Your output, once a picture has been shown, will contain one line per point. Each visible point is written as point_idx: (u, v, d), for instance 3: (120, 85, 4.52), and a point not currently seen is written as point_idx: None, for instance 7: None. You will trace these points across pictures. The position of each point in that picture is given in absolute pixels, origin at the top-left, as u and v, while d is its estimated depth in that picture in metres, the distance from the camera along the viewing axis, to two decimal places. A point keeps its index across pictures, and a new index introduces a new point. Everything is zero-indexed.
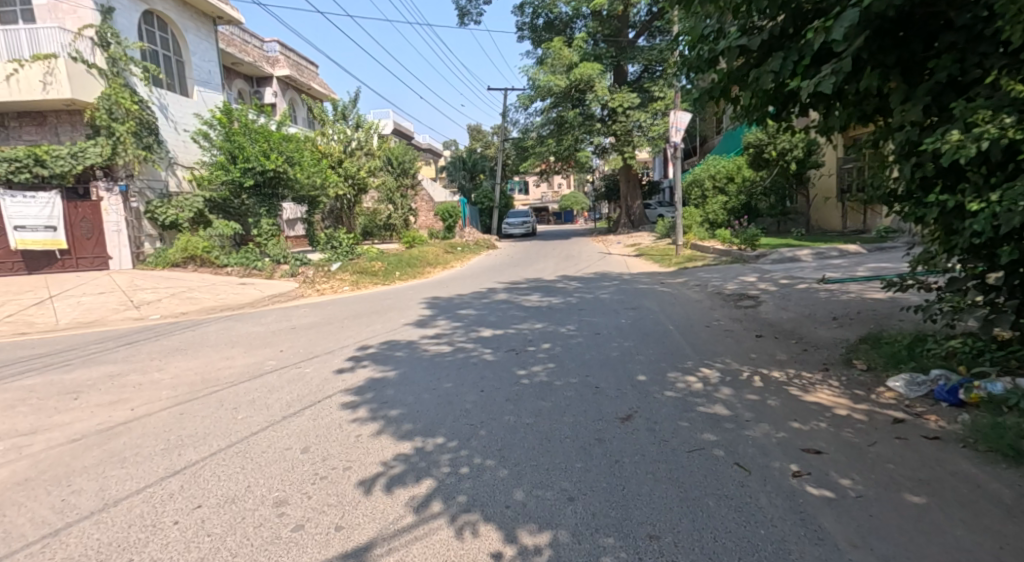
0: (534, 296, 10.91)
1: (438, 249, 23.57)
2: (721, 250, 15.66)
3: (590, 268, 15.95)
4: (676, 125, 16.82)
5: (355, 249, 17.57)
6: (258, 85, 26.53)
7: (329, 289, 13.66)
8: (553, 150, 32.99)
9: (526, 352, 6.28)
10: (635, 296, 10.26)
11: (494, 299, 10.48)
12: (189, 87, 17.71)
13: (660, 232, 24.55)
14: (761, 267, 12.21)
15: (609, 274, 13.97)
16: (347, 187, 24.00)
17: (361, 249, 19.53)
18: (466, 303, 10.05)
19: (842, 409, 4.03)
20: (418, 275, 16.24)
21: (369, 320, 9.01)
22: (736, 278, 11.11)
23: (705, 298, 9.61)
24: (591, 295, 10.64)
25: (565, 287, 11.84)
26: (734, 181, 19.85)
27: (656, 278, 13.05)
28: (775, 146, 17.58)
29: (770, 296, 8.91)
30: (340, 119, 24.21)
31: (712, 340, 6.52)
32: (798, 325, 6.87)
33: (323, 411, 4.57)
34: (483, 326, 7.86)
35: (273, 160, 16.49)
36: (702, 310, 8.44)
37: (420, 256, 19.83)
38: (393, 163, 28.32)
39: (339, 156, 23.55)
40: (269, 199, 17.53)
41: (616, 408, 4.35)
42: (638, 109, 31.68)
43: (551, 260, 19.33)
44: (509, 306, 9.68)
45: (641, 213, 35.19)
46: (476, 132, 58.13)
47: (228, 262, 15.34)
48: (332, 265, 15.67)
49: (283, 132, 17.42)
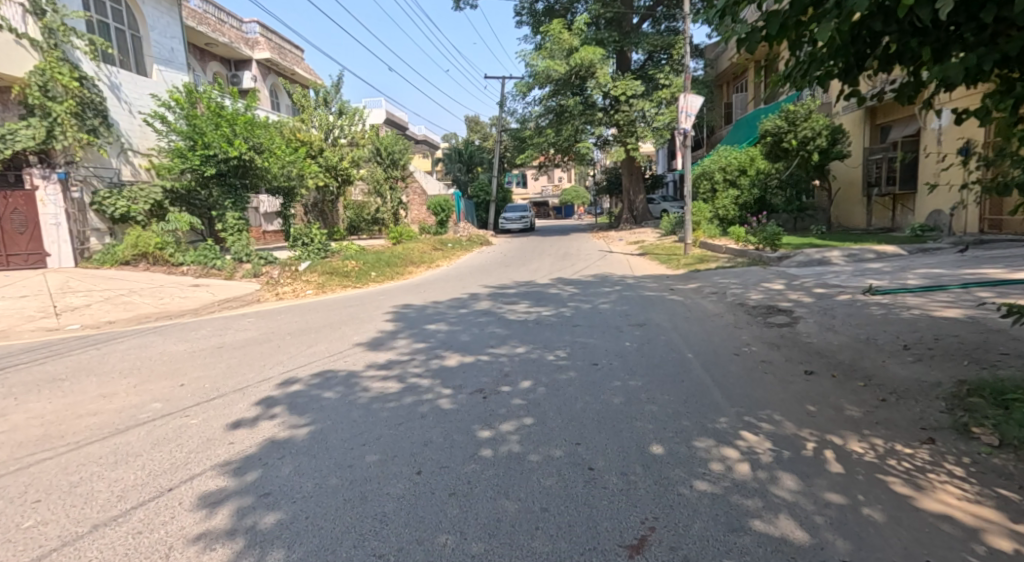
0: (521, 305, 9.28)
1: (425, 246, 21.96)
2: (735, 249, 14.02)
3: (589, 269, 14.31)
4: (686, 109, 15.10)
5: (328, 246, 15.92)
6: (236, 68, 24.92)
7: (291, 293, 12.02)
8: (552, 141, 31.26)
9: (497, 395, 4.64)
10: (640, 307, 8.62)
11: (472, 310, 8.83)
12: (147, 66, 16.09)
13: (665, 228, 23.05)
14: (784, 272, 10.56)
15: (609, 277, 12.34)
16: (328, 177, 22.35)
17: (338, 246, 17.86)
18: (439, 316, 8.42)
19: (1003, 542, 2.42)
20: (397, 276, 14.60)
21: (316, 336, 7.38)
22: (759, 285, 9.50)
23: (725, 311, 7.98)
24: (587, 304, 9.01)
25: (558, 294, 10.22)
26: (747, 173, 18.70)
27: (664, 282, 11.46)
28: (795, 135, 15.83)
29: (808, 312, 7.29)
30: (322, 106, 22.66)
31: (746, 378, 4.89)
32: (859, 356, 5.25)
33: (165, 512, 2.92)
34: (450, 350, 6.24)
35: (237, 147, 14.86)
36: (725, 330, 6.80)
37: (404, 253, 18.19)
38: (382, 154, 26.62)
39: (320, 144, 21.82)
40: (235, 191, 15.94)
41: (620, 521, 2.73)
42: (641, 97, 30.04)
43: (547, 259, 17.74)
44: (489, 319, 8.02)
45: (644, 208, 33.55)
46: (474, 123, 56.46)
47: (183, 260, 13.77)
48: (301, 264, 14.06)
49: (251, 115, 15.76)
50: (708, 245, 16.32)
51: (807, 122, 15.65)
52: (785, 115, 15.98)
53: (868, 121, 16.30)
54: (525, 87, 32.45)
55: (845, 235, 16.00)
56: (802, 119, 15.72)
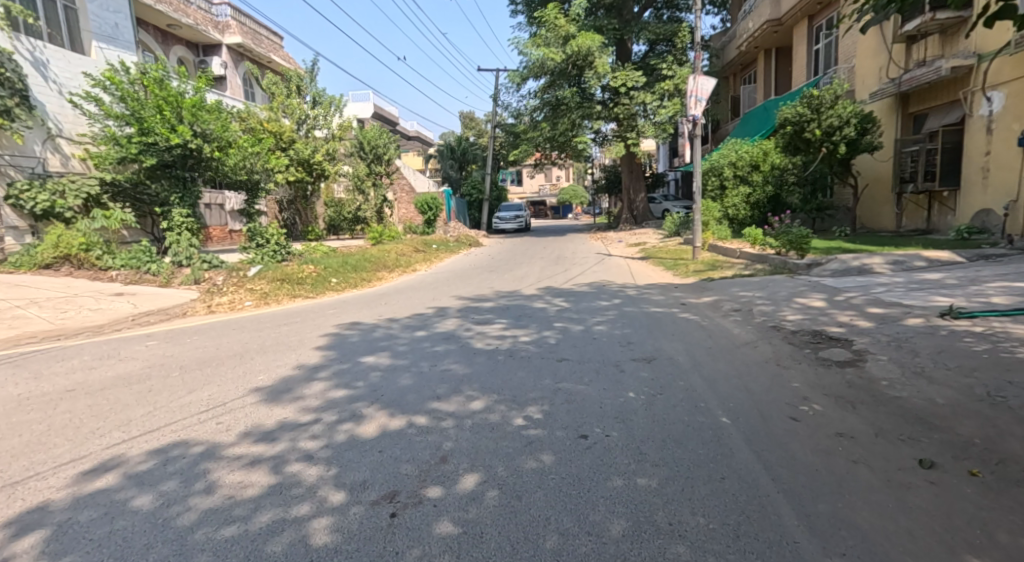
0: (496, 325, 7.40)
1: (406, 247, 20.06)
2: (753, 254, 12.15)
3: (584, 275, 12.44)
4: (695, 93, 13.24)
5: (287, 246, 13.97)
6: (205, 54, 23.06)
7: (228, 304, 10.14)
8: (547, 135, 29.54)
9: (418, 511, 2.79)
10: (646, 330, 6.76)
11: (433, 334, 6.96)
12: (84, 42, 14.25)
13: (670, 230, 21.18)
14: (817, 283, 8.69)
15: (607, 287, 10.49)
16: (301, 172, 20.46)
17: (304, 248, 15.95)
18: (388, 343, 6.56)
19: None
20: (365, 282, 12.73)
21: (210, 372, 5.50)
22: (793, 301, 7.63)
23: (757, 339, 6.12)
24: (579, 326, 7.15)
25: (544, 310, 8.36)
26: (760, 169, 17.38)
27: (673, 293, 9.60)
28: (819, 123, 13.93)
29: (874, 343, 5.42)
30: (295, 95, 20.82)
31: (827, 471, 3.04)
32: (993, 428, 3.40)
33: None
34: (377, 403, 4.36)
35: (181, 134, 12.97)
36: (765, 371, 4.93)
37: (378, 256, 16.27)
38: (365, 148, 24.68)
39: (291, 136, 19.85)
40: (183, 185, 14.06)
41: None
42: (643, 89, 28.24)
43: (538, 263, 15.83)
44: (449, 348, 6.14)
45: (644, 207, 31.66)
46: (469, 119, 54.57)
47: (112, 264, 11.85)
48: (251, 269, 12.18)
49: (201, 97, 13.88)
50: (720, 249, 14.40)
51: (831, 110, 13.77)
52: (806, 101, 14.15)
53: (900, 110, 14.54)
54: (519, 78, 30.64)
55: (875, 239, 14.16)
56: (827, 106, 13.84)
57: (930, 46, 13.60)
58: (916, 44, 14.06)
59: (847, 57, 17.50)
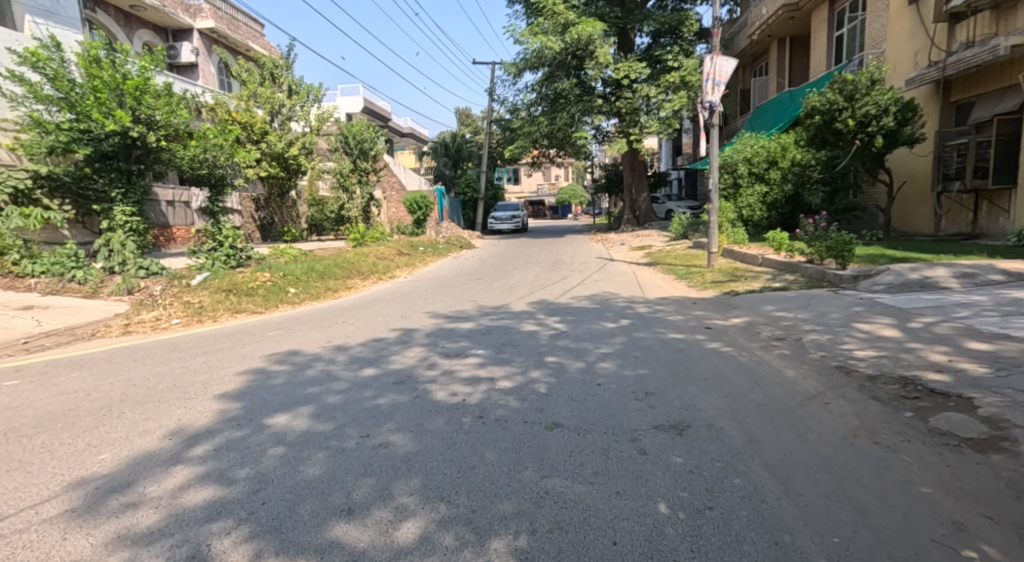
0: (470, 359, 5.68)
1: (390, 250, 18.34)
2: (782, 262, 10.48)
3: (585, 285, 10.76)
4: (714, 76, 11.52)
5: (245, 251, 12.22)
6: (175, 39, 21.39)
7: (155, 319, 8.39)
8: (545, 130, 27.84)
9: None
10: (667, 372, 5.07)
11: (384, 374, 5.22)
12: (16, 16, 12.55)
13: (675, 232, 19.44)
14: (875, 303, 6.96)
15: (612, 303, 8.78)
16: (274, 167, 18.74)
17: (270, 252, 14.24)
18: (318, 389, 4.82)
19: None
20: (331, 292, 11.06)
21: (38, 440, 3.77)
22: (855, 329, 5.93)
23: (825, 389, 4.42)
24: (579, 363, 5.43)
25: (533, 336, 6.64)
26: (778, 166, 16.22)
27: (694, 312, 7.91)
28: (852, 113, 12.24)
29: (1009, 405, 3.73)
30: (269, 83, 19.13)
31: None
32: None
33: None
34: (246, 528, 2.66)
35: (119, 119, 11.25)
36: (862, 455, 3.25)
37: (354, 260, 14.54)
38: (349, 142, 22.97)
39: (263, 126, 18.14)
40: (127, 179, 12.36)
41: None
42: (647, 81, 26.59)
43: (532, 269, 14.12)
44: (399, 401, 4.43)
45: (647, 207, 29.96)
46: (465, 115, 52.76)
47: (31, 270, 10.11)
48: (196, 277, 10.47)
49: (146, 78, 12.14)
50: (739, 254, 12.71)
51: (867, 96, 12.10)
52: (837, 87, 12.50)
53: (942, 98, 12.87)
54: (515, 71, 28.98)
55: (913, 244, 12.53)
56: (862, 92, 12.16)
57: (979, 24, 11.91)
58: (961, 23, 12.38)
59: (876, 42, 15.81)
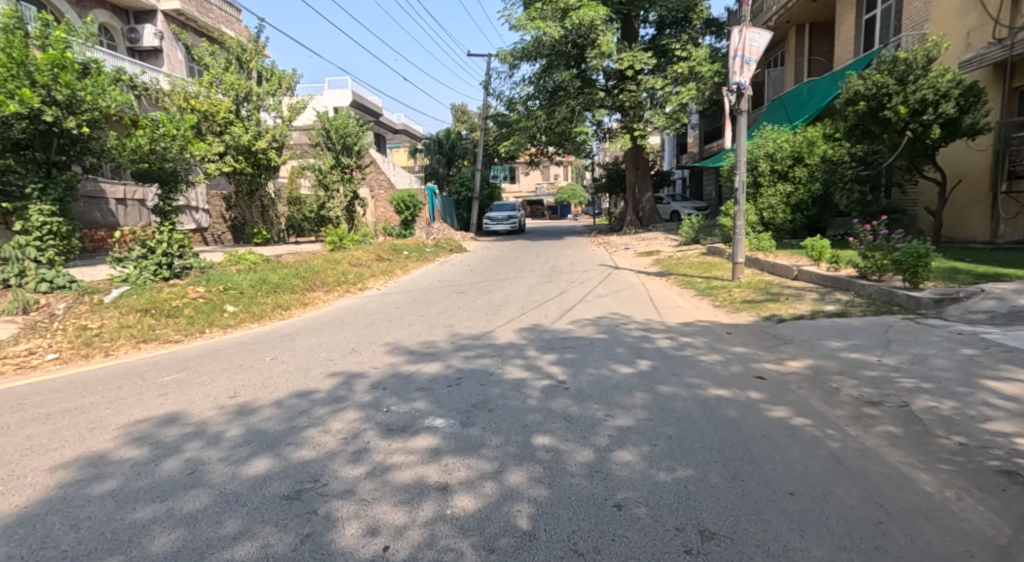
0: (420, 440, 3.78)
1: (368, 254, 16.44)
2: (831, 277, 8.62)
3: (589, 304, 8.88)
4: (742, 52, 9.66)
5: (183, 259, 10.29)
6: (136, 21, 19.54)
7: (28, 351, 6.43)
8: (543, 125, 25.74)
9: None
10: (727, 477, 3.18)
11: (276, 473, 3.30)
12: None
13: (685, 237, 17.57)
14: (989, 345, 5.08)
15: (624, 334, 6.86)
16: (240, 161, 16.81)
17: (224, 260, 12.31)
18: (155, 509, 2.90)
19: None
20: (280, 310, 9.14)
21: None
22: (988, 392, 4.08)
23: (1015, 533, 2.54)
24: (585, 452, 3.55)
25: (519, 394, 4.72)
26: (804, 163, 14.44)
27: (733, 347, 6.04)
28: (905, 98, 10.35)
29: None
30: (236, 68, 17.20)
31: None
32: None
33: None
34: None
35: (27, 101, 9.34)
36: None
37: (322, 269, 12.62)
38: (331, 136, 21.04)
39: (227, 116, 16.29)
40: (45, 172, 10.45)
41: None
42: (653, 73, 24.71)
43: (525, 280, 12.25)
44: (272, 552, 2.53)
45: (651, 208, 28.04)
46: (460, 112, 50.73)
47: None
48: (111, 293, 8.51)
49: (68, 52, 10.24)
50: (768, 263, 10.83)
51: (924, 77, 10.22)
52: (885, 67, 10.61)
53: (1006, 83, 10.98)
54: (512, 62, 27.18)
55: (974, 253, 10.67)
56: (917, 73, 10.29)
57: None
58: None
59: (916, 23, 13.92)
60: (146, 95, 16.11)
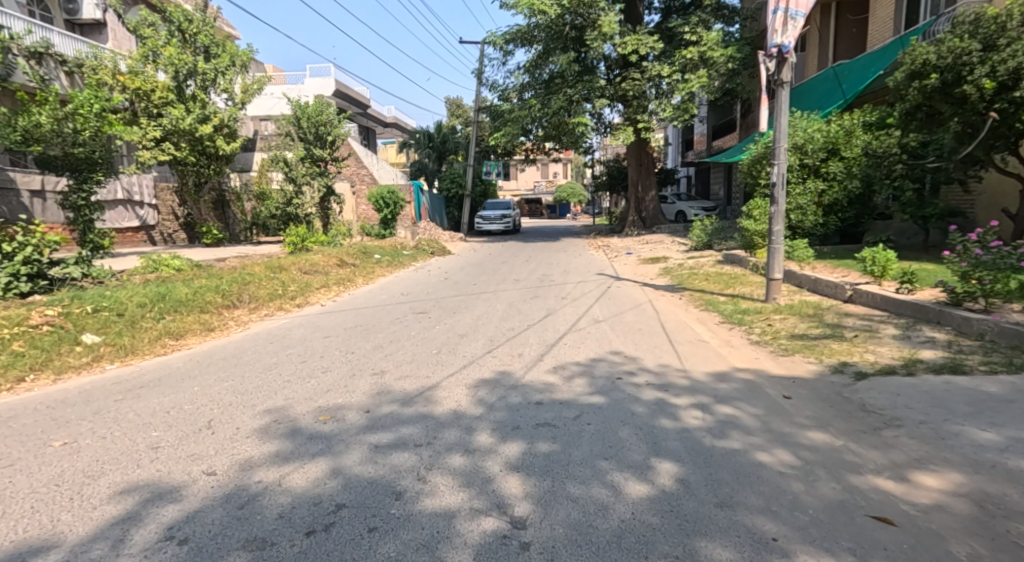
0: None
1: (329, 258, 14.14)
2: (914, 305, 6.28)
3: (581, 336, 6.59)
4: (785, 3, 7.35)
5: (55, 268, 7.96)
6: None
7: None
8: (537, 116, 23.41)
9: None
10: None
11: None
12: None
13: (695, 241, 15.39)
14: None
15: (629, 398, 4.55)
16: (183, 149, 14.55)
17: (135, 268, 10.02)
18: None
19: None
20: (166, 341, 6.74)
21: None
22: None
23: None
24: None
25: None
26: (841, 156, 12.18)
27: (807, 434, 3.77)
28: (996, 67, 7.99)
29: None
30: (180, 41, 14.91)
31: None
32: None
33: None
34: None
35: None
36: None
37: (257, 278, 10.31)
38: (303, 124, 18.64)
39: (166, 95, 14.16)
40: None
41: None
42: (659, 58, 22.39)
43: (506, 295, 9.95)
44: None
45: (655, 208, 25.80)
46: (456, 105, 48.36)
47: None
48: None
49: None
50: (809, 280, 8.57)
51: (1017, 41, 7.91)
52: (964, 30, 8.42)
53: None
54: (504, 47, 24.84)
55: None
56: (1010, 35, 7.99)
57: None
58: None
59: None
60: (69, 67, 14.12)
